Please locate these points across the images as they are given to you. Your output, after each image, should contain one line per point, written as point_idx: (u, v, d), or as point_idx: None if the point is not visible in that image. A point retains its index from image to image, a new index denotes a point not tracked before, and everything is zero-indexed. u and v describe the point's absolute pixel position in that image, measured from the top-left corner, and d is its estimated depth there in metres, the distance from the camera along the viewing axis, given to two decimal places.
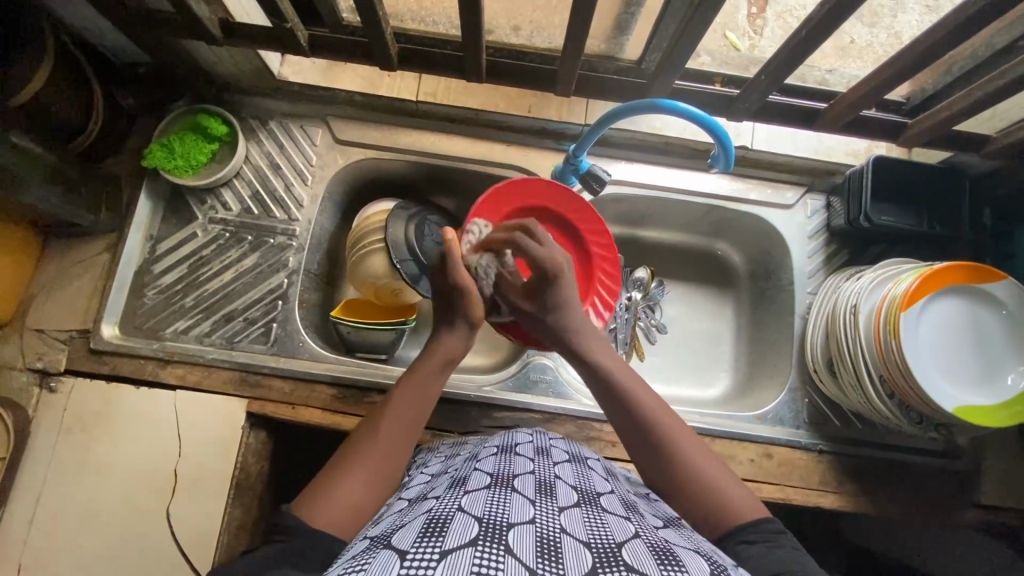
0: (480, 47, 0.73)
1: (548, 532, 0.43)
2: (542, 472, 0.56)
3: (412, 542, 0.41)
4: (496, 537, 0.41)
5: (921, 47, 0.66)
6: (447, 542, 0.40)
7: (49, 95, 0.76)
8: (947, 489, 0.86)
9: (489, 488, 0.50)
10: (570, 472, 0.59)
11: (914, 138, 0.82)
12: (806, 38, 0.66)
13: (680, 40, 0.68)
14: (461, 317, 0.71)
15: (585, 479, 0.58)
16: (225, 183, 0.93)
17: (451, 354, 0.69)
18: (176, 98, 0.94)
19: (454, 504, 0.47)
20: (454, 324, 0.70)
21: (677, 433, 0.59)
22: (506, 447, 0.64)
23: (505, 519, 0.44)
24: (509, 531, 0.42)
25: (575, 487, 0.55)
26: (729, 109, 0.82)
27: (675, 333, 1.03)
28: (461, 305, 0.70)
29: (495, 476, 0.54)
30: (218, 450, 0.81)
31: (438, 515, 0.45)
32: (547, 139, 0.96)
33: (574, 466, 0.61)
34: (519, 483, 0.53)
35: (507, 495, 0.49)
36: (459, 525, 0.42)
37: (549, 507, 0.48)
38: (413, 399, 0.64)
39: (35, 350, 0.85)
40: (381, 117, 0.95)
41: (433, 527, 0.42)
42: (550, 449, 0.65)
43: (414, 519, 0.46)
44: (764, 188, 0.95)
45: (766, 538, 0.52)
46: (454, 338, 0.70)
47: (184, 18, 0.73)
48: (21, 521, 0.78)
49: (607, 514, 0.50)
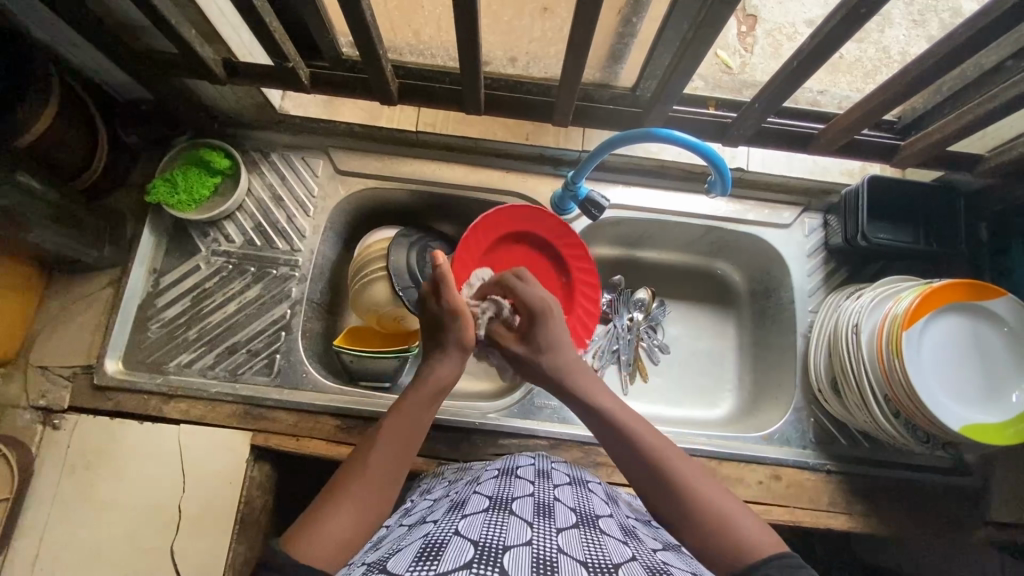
0: (478, 81, 0.74)
1: (545, 553, 0.43)
2: (541, 495, 0.56)
3: (407, 566, 0.40)
4: (492, 561, 0.41)
5: (911, 74, 0.68)
6: (444, 564, 0.40)
7: (53, 134, 0.77)
8: (959, 506, 0.86)
9: (488, 512, 0.50)
10: (569, 494, 0.58)
11: (907, 158, 0.83)
12: (798, 67, 0.67)
13: (675, 71, 0.69)
14: (453, 343, 0.71)
15: (584, 501, 0.58)
16: (227, 216, 0.94)
17: (443, 381, 0.69)
18: (180, 134, 0.95)
19: (450, 528, 0.47)
20: (446, 349, 0.71)
21: (681, 468, 0.56)
22: (506, 470, 0.64)
23: (502, 542, 0.44)
24: (505, 554, 0.42)
25: (574, 509, 0.54)
26: (724, 135, 0.84)
27: (677, 354, 1.03)
28: (450, 329, 0.71)
29: (494, 499, 0.54)
30: (222, 484, 0.81)
31: (435, 539, 0.44)
32: (545, 165, 0.97)
33: (574, 489, 0.61)
34: (517, 505, 0.52)
35: (506, 517, 0.49)
36: (455, 548, 0.42)
37: (546, 528, 0.48)
38: (406, 430, 0.63)
39: (39, 388, 0.85)
40: (381, 147, 0.96)
41: (428, 552, 0.42)
42: (551, 472, 0.65)
43: (410, 544, 0.46)
44: (762, 209, 0.96)
45: (784, 571, 0.46)
46: (447, 366, 0.70)
47: (188, 60, 0.74)
48: (24, 562, 0.77)
49: (604, 536, 0.50)
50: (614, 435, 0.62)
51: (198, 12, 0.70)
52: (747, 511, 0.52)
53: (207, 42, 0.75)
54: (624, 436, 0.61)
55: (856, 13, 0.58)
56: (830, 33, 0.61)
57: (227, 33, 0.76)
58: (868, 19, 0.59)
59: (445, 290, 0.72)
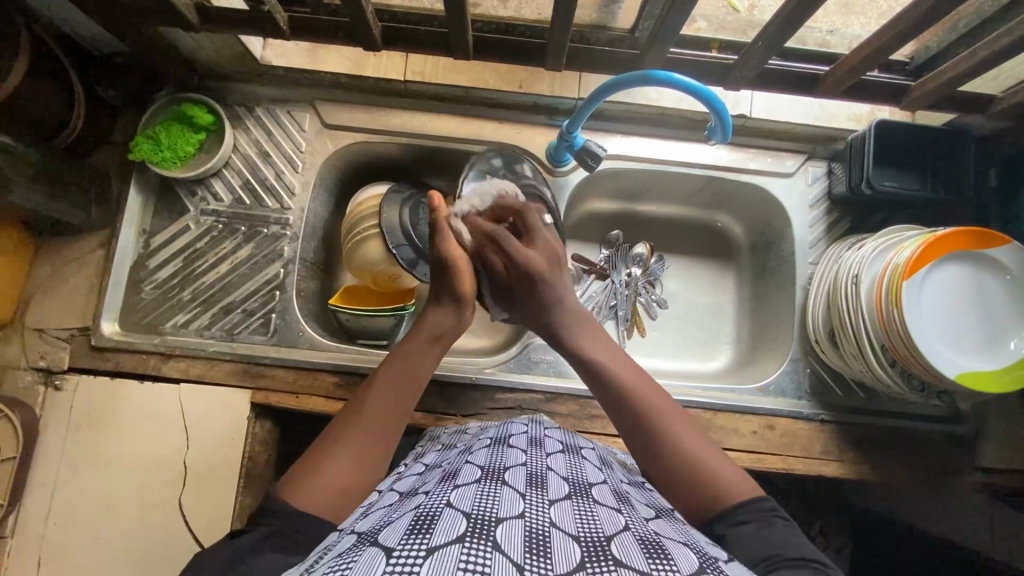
0: (465, 21, 0.70)
1: (537, 527, 0.44)
2: (534, 464, 0.56)
3: (399, 540, 0.41)
4: (484, 535, 0.41)
5: (926, 6, 0.63)
6: (435, 538, 0.40)
7: (25, 91, 0.74)
8: (952, 452, 0.87)
9: (480, 482, 0.51)
10: (563, 463, 0.59)
11: (917, 100, 0.79)
12: (802, 2, 0.63)
13: (672, 9, 0.65)
14: (448, 295, 0.71)
15: (577, 470, 0.58)
16: (214, 173, 0.91)
17: (437, 331, 0.69)
18: (159, 87, 0.92)
19: (441, 500, 0.47)
20: (439, 300, 0.71)
21: (674, 424, 0.60)
22: (499, 439, 0.64)
23: (494, 514, 0.44)
24: (497, 527, 0.42)
25: (567, 479, 0.55)
26: (725, 78, 0.81)
27: (675, 308, 1.02)
28: (448, 282, 0.70)
29: (487, 468, 0.55)
30: (225, 441, 0.82)
31: (426, 512, 0.45)
32: (540, 115, 0.93)
33: (567, 457, 0.61)
34: (510, 475, 0.53)
35: (497, 488, 0.49)
36: (447, 521, 0.43)
37: (539, 499, 0.48)
38: (401, 376, 0.64)
39: (37, 350, 0.85)
40: (369, 98, 0.92)
41: (419, 525, 0.42)
42: (544, 439, 0.65)
43: (401, 517, 0.46)
44: (764, 157, 0.93)
45: (758, 519, 0.53)
46: (440, 314, 0.70)
47: (158, 5, 0.70)
48: (39, 516, 0.80)
49: (597, 507, 0.50)
50: (611, 394, 0.63)
51: None
52: (727, 459, 0.58)
53: None
54: (619, 392, 0.63)
55: None
56: None
57: None
58: None
59: (439, 236, 0.71)
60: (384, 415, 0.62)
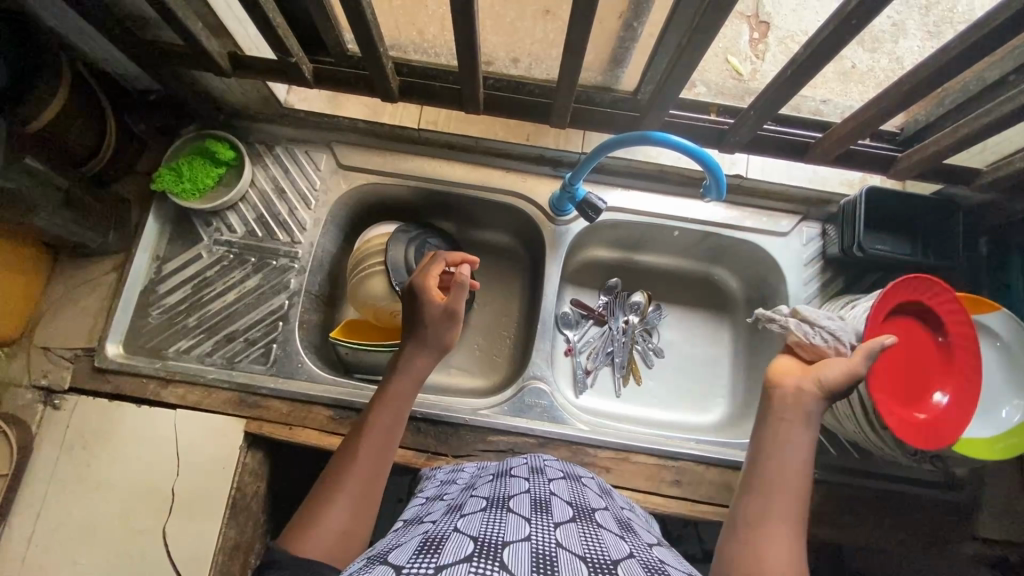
0: (476, 79, 0.75)
1: (543, 548, 0.44)
2: (537, 491, 0.57)
3: (408, 559, 0.41)
4: (491, 556, 0.42)
5: (903, 88, 0.67)
6: (443, 558, 0.41)
7: (61, 122, 0.79)
8: (949, 521, 0.85)
9: (485, 510, 0.51)
10: (564, 490, 0.59)
11: (904, 169, 0.83)
12: (791, 77, 0.68)
13: (668, 77, 0.70)
14: (434, 342, 0.71)
15: (580, 496, 0.59)
16: (230, 207, 0.95)
17: (420, 375, 0.70)
18: (188, 123, 0.98)
19: (450, 526, 0.48)
20: (424, 343, 0.70)
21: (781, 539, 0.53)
22: (501, 472, 0.65)
23: (501, 538, 0.45)
24: (504, 549, 0.43)
25: (570, 504, 0.55)
26: (720, 142, 0.85)
27: (671, 358, 1.03)
28: (438, 330, 0.71)
29: (491, 499, 0.55)
30: (215, 470, 0.82)
31: (435, 535, 0.46)
32: (544, 166, 0.98)
33: (569, 483, 0.62)
34: (514, 502, 0.53)
35: (504, 515, 0.50)
36: (455, 543, 0.43)
37: (544, 523, 0.48)
38: (390, 421, 0.65)
39: (41, 368, 0.87)
40: (384, 143, 0.98)
41: (428, 546, 0.43)
42: (545, 468, 0.65)
43: (410, 539, 0.47)
44: (760, 216, 0.96)
45: None
46: (424, 361, 0.70)
47: (195, 53, 0.76)
48: (22, 537, 0.79)
49: (602, 531, 0.50)
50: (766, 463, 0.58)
51: (205, 5, 0.72)
52: None
53: (213, 36, 0.77)
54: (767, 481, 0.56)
55: (849, 24, 0.58)
56: (821, 44, 0.62)
57: (233, 26, 0.77)
58: (861, 29, 0.59)
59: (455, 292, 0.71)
60: (372, 443, 0.63)
